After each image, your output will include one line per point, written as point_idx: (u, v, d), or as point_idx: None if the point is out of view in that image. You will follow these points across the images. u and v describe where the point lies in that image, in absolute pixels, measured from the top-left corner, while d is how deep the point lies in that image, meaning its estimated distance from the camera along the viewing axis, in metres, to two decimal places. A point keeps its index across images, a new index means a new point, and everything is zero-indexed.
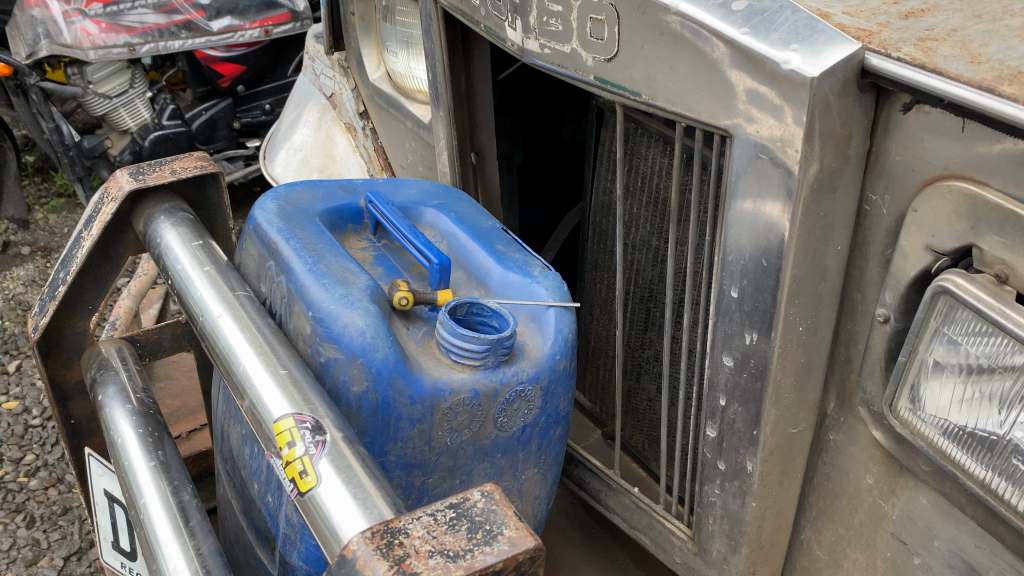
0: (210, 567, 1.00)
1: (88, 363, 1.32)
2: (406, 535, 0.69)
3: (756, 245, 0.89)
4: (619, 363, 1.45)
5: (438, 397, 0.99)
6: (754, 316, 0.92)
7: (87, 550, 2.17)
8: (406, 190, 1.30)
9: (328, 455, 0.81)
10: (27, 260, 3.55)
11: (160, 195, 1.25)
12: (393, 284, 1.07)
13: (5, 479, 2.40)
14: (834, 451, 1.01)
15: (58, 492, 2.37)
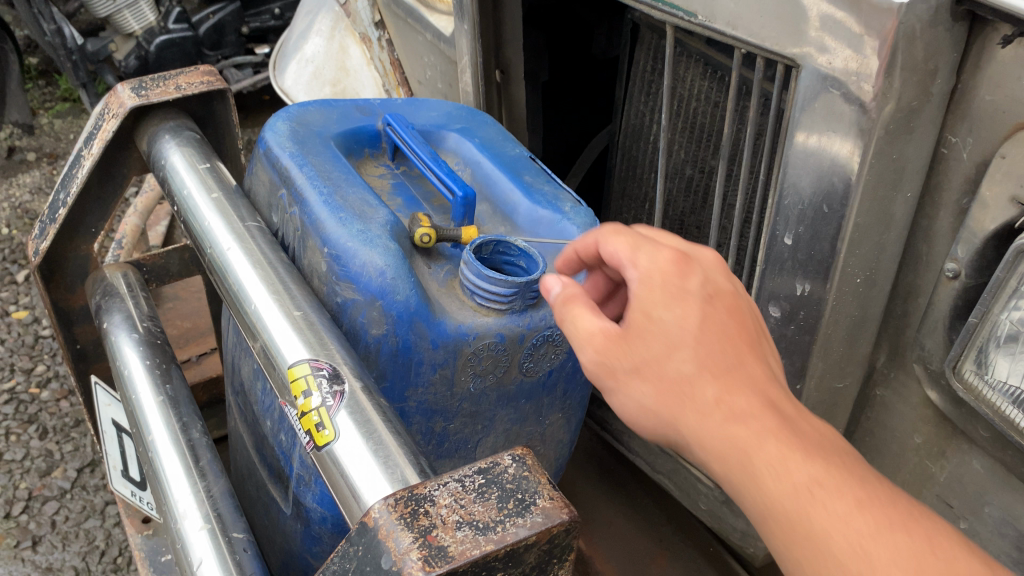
0: (222, 512, 0.95)
1: (93, 289, 1.26)
2: (431, 503, 0.63)
3: (818, 189, 0.81)
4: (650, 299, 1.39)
5: (462, 342, 0.93)
6: (809, 267, 0.85)
7: (100, 463, 2.16)
8: (427, 111, 1.21)
9: (347, 407, 0.76)
10: (33, 166, 3.47)
11: (164, 111, 1.17)
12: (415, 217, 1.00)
13: (16, 388, 2.39)
14: (880, 407, 0.96)
15: (70, 403, 2.35)
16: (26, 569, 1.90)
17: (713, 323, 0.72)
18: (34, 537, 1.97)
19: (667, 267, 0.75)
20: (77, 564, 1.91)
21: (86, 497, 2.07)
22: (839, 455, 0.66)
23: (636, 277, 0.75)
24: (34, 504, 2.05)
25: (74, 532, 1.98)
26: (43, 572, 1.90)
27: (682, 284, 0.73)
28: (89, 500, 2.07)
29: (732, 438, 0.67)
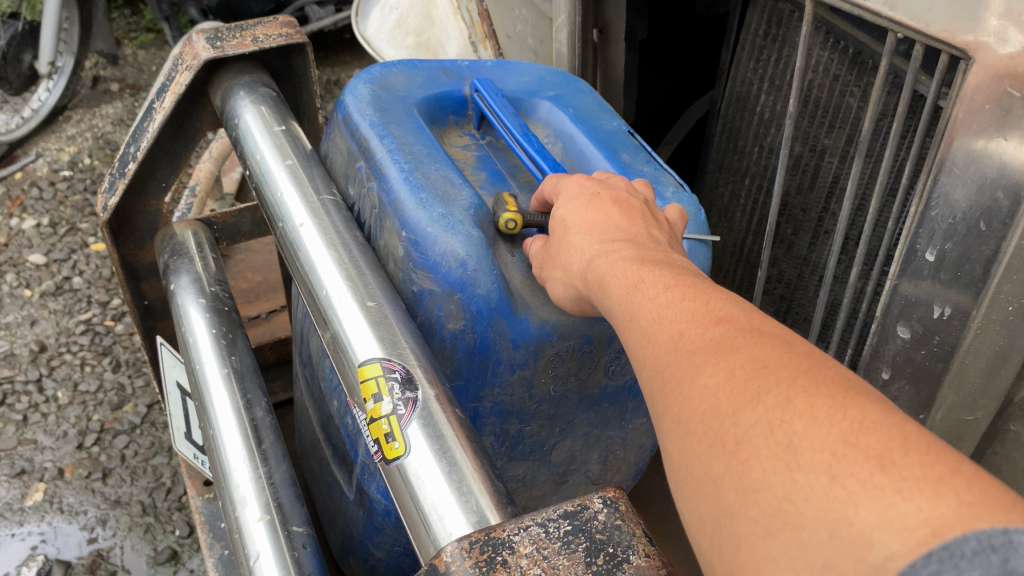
0: (283, 502, 0.90)
1: (162, 246, 1.21)
2: (511, 550, 0.56)
3: (975, 203, 0.70)
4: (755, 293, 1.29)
5: (545, 342, 0.85)
6: (953, 288, 0.75)
7: None
8: (518, 75, 1.11)
9: (420, 418, 0.69)
10: (116, 97, 3.48)
11: (240, 65, 1.10)
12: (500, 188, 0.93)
13: (92, 320, 2.41)
14: (1014, 444, 0.85)
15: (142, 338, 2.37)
16: (95, 501, 1.92)
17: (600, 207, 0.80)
18: (104, 469, 1.99)
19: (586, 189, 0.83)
20: (144, 500, 1.92)
21: (155, 434, 2.08)
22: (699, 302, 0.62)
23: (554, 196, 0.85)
24: (105, 437, 2.07)
25: (143, 467, 1.99)
26: (111, 505, 1.92)
27: (594, 194, 0.82)
28: (158, 437, 2.07)
29: (613, 297, 0.69)
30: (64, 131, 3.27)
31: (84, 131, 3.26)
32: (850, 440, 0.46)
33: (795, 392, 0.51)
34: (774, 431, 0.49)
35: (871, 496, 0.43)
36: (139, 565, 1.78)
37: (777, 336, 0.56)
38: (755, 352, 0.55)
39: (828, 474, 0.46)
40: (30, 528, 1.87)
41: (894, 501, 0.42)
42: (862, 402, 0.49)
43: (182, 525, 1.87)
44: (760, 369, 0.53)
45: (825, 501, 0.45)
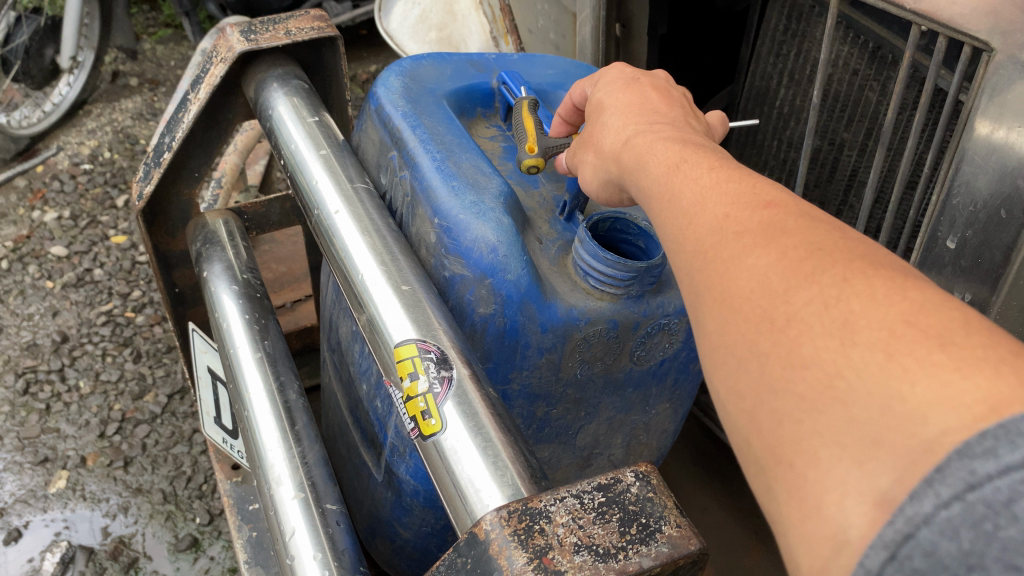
0: (316, 481, 0.93)
1: (194, 235, 1.24)
2: (548, 520, 0.58)
3: (996, 191, 0.72)
4: None
5: (572, 326, 0.87)
6: (975, 274, 0.77)
7: (190, 391, 2.20)
8: (543, 68, 1.13)
9: (455, 397, 0.72)
10: (135, 91, 3.52)
11: (272, 58, 1.12)
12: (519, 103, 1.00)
13: (113, 311, 2.45)
14: None
15: (163, 329, 2.40)
16: (117, 489, 1.96)
17: (639, 91, 0.83)
18: (126, 457, 2.03)
19: (625, 74, 0.85)
20: (165, 488, 1.96)
21: (175, 423, 2.11)
22: (747, 185, 0.60)
23: (591, 84, 0.88)
24: (127, 426, 2.10)
25: (163, 456, 2.03)
26: (133, 493, 1.95)
27: (634, 79, 0.85)
28: (178, 426, 2.11)
29: (651, 174, 0.70)
30: (84, 125, 3.31)
31: (104, 125, 3.30)
32: (910, 319, 0.43)
33: (851, 271, 0.48)
34: (829, 308, 0.46)
35: (928, 374, 0.41)
36: (160, 552, 1.82)
37: (828, 223, 0.54)
38: (809, 235, 0.52)
39: (884, 351, 0.43)
40: (53, 514, 1.90)
41: (951, 378, 0.40)
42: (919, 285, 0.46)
43: (202, 513, 1.90)
44: (814, 251, 0.51)
45: (881, 377, 0.42)
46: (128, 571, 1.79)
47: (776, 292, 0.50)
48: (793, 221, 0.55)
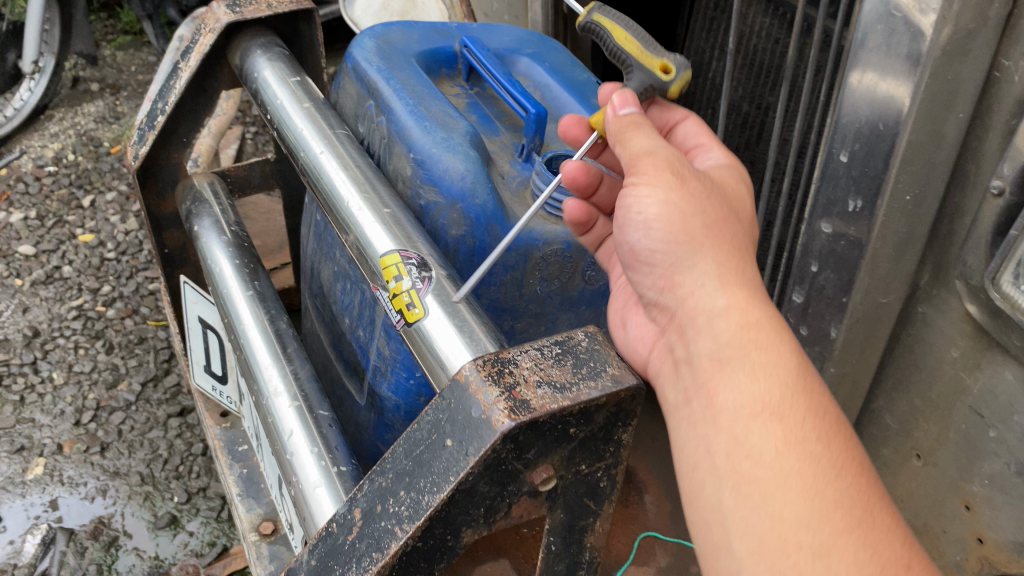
0: (308, 392, 1.05)
1: (183, 195, 1.35)
2: (515, 365, 0.72)
3: (875, 109, 0.88)
4: None
5: (532, 246, 1.01)
6: (862, 183, 0.92)
7: (163, 378, 2.18)
8: (500, 35, 1.27)
9: (434, 291, 0.85)
10: (96, 95, 3.51)
11: (255, 29, 1.25)
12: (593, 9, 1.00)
13: (84, 306, 2.42)
14: (921, 324, 1.03)
15: (134, 322, 2.37)
16: (95, 473, 1.96)
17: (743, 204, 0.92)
18: (102, 443, 2.02)
19: (736, 176, 0.95)
20: (142, 471, 1.96)
21: (150, 409, 2.10)
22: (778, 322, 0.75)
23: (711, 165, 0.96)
24: (102, 414, 2.10)
25: (139, 441, 2.03)
26: (111, 477, 1.96)
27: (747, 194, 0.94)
28: (153, 413, 2.09)
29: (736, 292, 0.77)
30: (47, 129, 3.29)
31: (66, 129, 3.28)
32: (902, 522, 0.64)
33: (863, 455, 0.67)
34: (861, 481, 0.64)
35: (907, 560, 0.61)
36: (140, 530, 1.84)
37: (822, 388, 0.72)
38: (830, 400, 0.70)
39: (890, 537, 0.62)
40: (33, 499, 1.91)
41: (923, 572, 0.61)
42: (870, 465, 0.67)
43: (180, 492, 1.92)
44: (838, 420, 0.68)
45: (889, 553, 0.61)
46: (109, 548, 1.80)
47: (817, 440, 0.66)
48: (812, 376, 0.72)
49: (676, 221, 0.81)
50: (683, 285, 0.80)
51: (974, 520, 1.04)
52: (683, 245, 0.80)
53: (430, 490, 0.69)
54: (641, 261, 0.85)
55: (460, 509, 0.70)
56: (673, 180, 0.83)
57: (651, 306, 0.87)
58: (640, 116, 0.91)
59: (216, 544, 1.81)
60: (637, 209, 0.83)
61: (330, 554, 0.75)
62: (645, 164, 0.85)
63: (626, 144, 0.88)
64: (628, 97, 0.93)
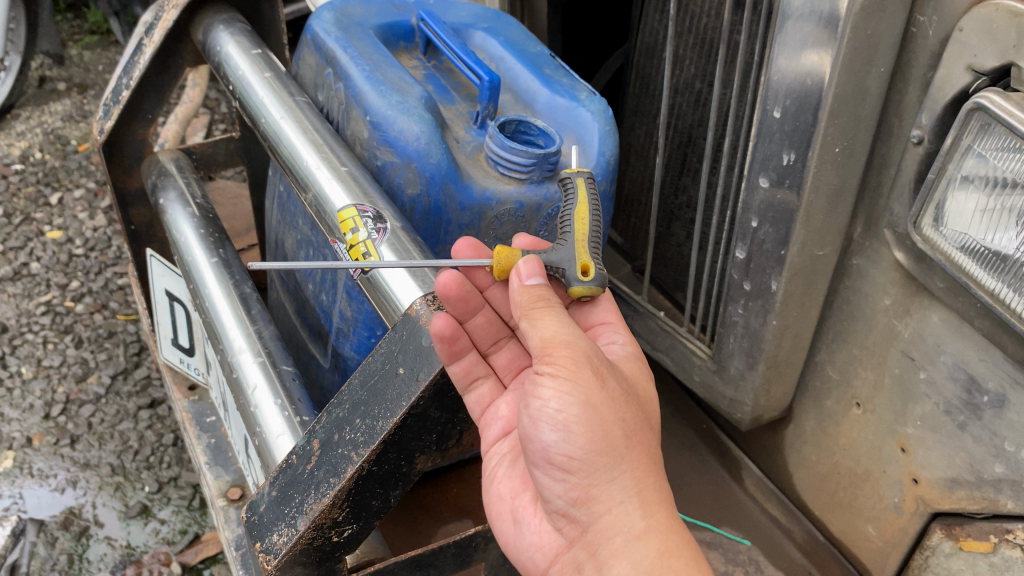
0: (272, 350, 1.09)
1: (149, 171, 1.38)
2: None
3: (801, 67, 0.93)
4: (652, 215, 1.43)
5: (486, 206, 1.06)
6: (794, 137, 0.97)
7: (133, 371, 2.15)
8: (457, 11, 1.33)
9: (389, 241, 0.88)
10: (63, 95, 3.46)
11: (217, 7, 1.29)
12: (582, 177, 0.94)
13: (53, 302, 2.37)
14: (856, 275, 1.08)
15: (103, 317, 2.33)
16: (65, 465, 1.91)
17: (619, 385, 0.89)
18: (72, 435, 1.98)
19: (645, 374, 0.89)
20: (112, 462, 1.92)
21: (120, 402, 2.06)
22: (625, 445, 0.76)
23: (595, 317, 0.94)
24: (71, 407, 2.05)
25: (110, 433, 1.99)
26: (81, 468, 1.91)
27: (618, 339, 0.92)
28: (123, 405, 2.06)
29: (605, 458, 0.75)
30: (13, 129, 3.22)
31: (33, 128, 3.22)
32: None
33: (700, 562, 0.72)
34: None
35: None
36: (111, 519, 1.80)
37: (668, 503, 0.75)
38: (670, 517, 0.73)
39: None
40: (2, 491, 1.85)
41: None
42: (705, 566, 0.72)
43: (150, 482, 1.88)
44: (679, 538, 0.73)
45: None
46: (80, 538, 1.76)
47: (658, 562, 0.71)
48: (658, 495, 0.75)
49: (597, 428, 0.74)
50: (595, 499, 0.74)
51: (909, 461, 1.09)
52: (601, 458, 0.73)
53: (385, 416, 0.73)
54: (549, 465, 0.76)
55: (413, 434, 0.74)
56: (595, 382, 0.75)
57: (557, 514, 0.79)
58: (546, 290, 0.81)
59: (188, 531, 1.78)
60: (551, 409, 0.74)
61: (290, 484, 0.79)
62: (563, 354, 0.75)
63: (538, 328, 0.77)
64: (534, 266, 0.83)
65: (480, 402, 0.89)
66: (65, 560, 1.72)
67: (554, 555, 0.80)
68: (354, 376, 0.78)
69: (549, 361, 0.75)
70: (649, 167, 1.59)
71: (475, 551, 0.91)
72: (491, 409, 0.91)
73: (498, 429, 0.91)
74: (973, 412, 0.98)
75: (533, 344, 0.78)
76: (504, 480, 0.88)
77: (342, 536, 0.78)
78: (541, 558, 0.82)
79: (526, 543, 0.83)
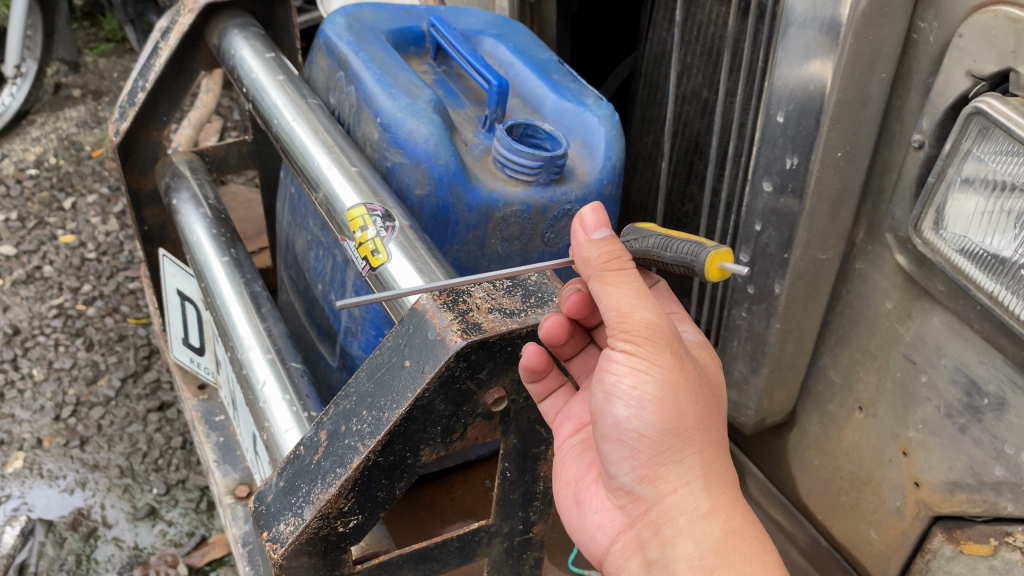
0: (281, 347, 1.11)
1: (163, 172, 1.41)
2: (468, 295, 0.78)
3: (804, 72, 0.95)
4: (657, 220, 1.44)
5: (493, 207, 1.08)
6: (797, 141, 0.99)
7: (143, 374, 2.17)
8: (467, 18, 1.35)
9: (397, 238, 0.90)
10: (78, 102, 3.49)
11: (231, 11, 1.32)
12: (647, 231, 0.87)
13: (65, 305, 2.39)
14: (859, 279, 1.09)
15: (114, 320, 2.35)
16: (75, 466, 1.93)
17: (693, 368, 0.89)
18: (82, 437, 2.00)
19: (712, 355, 0.89)
20: (121, 463, 1.94)
21: (130, 405, 2.08)
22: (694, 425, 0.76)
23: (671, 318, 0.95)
24: (82, 409, 2.07)
25: (119, 435, 2.01)
26: (90, 469, 1.93)
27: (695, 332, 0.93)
28: (132, 407, 2.08)
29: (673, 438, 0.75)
30: (28, 135, 3.25)
31: (48, 134, 3.25)
32: None
33: (764, 542, 0.74)
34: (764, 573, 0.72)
35: None
36: (119, 520, 1.82)
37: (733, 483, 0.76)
38: (735, 500, 0.74)
39: None
40: (11, 491, 1.87)
41: None
42: (769, 549, 0.74)
43: (159, 484, 1.90)
44: (745, 520, 0.74)
45: None
46: (88, 539, 1.78)
47: (722, 546, 0.72)
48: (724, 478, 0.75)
49: (670, 408, 0.73)
50: (663, 476, 0.75)
51: (911, 465, 1.10)
52: (671, 439, 0.73)
53: (391, 408, 0.75)
54: (618, 441, 0.76)
55: (418, 426, 0.76)
56: (673, 363, 0.73)
57: (622, 491, 0.80)
58: (617, 245, 0.77)
59: (195, 534, 1.79)
60: (625, 385, 0.73)
61: (297, 474, 0.81)
62: (642, 330, 0.72)
63: (613, 297, 0.74)
64: (598, 215, 0.79)
65: (553, 407, 0.93)
66: (72, 560, 1.73)
67: (616, 533, 0.83)
68: (366, 375, 0.79)
69: (626, 339, 0.73)
70: (656, 174, 1.61)
71: (478, 546, 0.92)
72: (564, 410, 0.94)
73: (570, 427, 0.94)
74: (973, 415, 0.98)
75: (607, 312, 0.75)
76: (571, 466, 0.92)
77: (348, 526, 0.79)
78: (604, 536, 0.84)
79: (589, 523, 0.86)
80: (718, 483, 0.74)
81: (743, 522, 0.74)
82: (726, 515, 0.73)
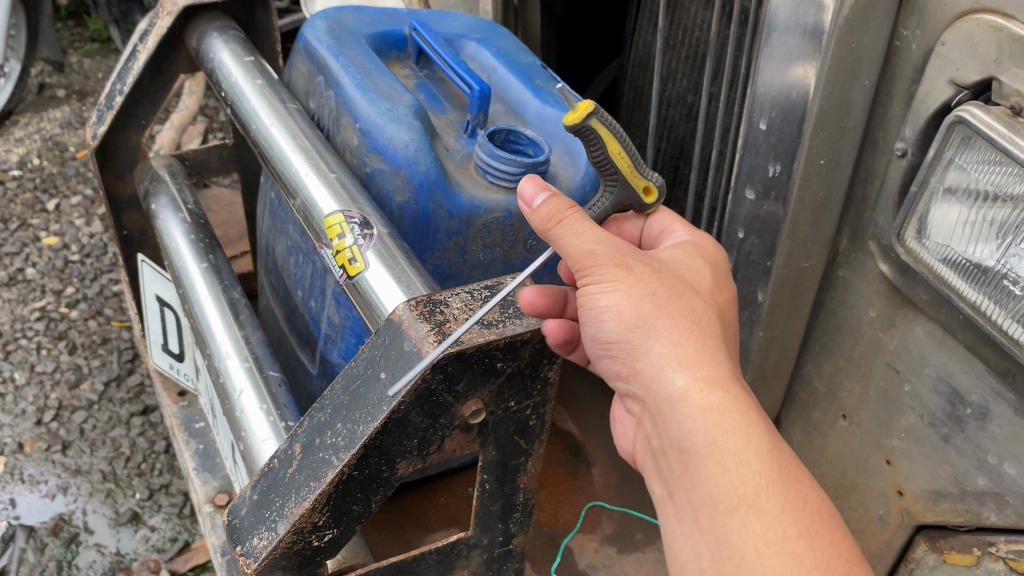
0: (259, 355, 1.09)
1: (142, 176, 1.39)
2: (446, 306, 0.77)
3: (786, 79, 0.94)
4: None
5: (474, 214, 1.07)
6: (780, 148, 0.98)
7: (126, 378, 2.14)
8: (451, 22, 1.34)
9: (375, 246, 0.89)
10: (63, 103, 3.44)
11: (211, 14, 1.30)
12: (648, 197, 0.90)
13: (48, 307, 2.37)
14: (842, 287, 1.08)
15: (98, 323, 2.33)
16: (56, 471, 1.91)
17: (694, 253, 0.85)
18: (64, 441, 1.98)
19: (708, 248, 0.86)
20: (104, 468, 1.92)
21: (112, 409, 2.06)
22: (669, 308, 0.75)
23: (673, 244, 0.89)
24: (63, 413, 2.05)
25: (102, 439, 1.98)
26: (72, 474, 1.91)
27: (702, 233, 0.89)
28: (115, 411, 2.05)
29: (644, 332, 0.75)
30: (11, 134, 3.21)
31: (32, 134, 3.21)
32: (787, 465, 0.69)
33: (750, 411, 0.71)
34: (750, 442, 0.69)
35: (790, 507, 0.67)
36: (101, 526, 1.79)
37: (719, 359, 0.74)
38: (715, 378, 0.72)
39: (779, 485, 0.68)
40: None
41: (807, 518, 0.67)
42: (757, 417, 0.71)
43: (142, 489, 1.87)
44: (727, 396, 0.71)
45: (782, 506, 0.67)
46: (70, 545, 1.76)
47: (704, 426, 0.70)
48: (702, 356, 0.73)
49: (626, 309, 0.74)
50: (641, 368, 0.75)
51: (894, 474, 1.09)
52: (635, 334, 0.74)
53: (365, 420, 0.73)
54: (602, 349, 0.78)
55: (393, 439, 0.74)
56: (623, 273, 0.75)
57: (625, 391, 0.81)
58: (556, 200, 0.77)
59: (178, 539, 1.77)
60: (589, 298, 0.75)
61: (271, 487, 0.79)
62: (585, 253, 0.75)
63: (562, 247, 0.76)
64: (532, 183, 0.79)
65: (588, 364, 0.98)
66: (53, 566, 1.71)
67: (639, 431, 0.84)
68: (345, 384, 0.78)
69: (580, 274, 0.75)
70: None
71: (457, 558, 0.90)
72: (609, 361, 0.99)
73: None
74: (956, 424, 0.98)
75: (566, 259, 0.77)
76: None
77: (322, 540, 0.78)
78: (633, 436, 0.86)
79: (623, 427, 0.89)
80: (693, 362, 0.73)
81: (723, 397, 0.71)
82: (702, 391, 0.71)
